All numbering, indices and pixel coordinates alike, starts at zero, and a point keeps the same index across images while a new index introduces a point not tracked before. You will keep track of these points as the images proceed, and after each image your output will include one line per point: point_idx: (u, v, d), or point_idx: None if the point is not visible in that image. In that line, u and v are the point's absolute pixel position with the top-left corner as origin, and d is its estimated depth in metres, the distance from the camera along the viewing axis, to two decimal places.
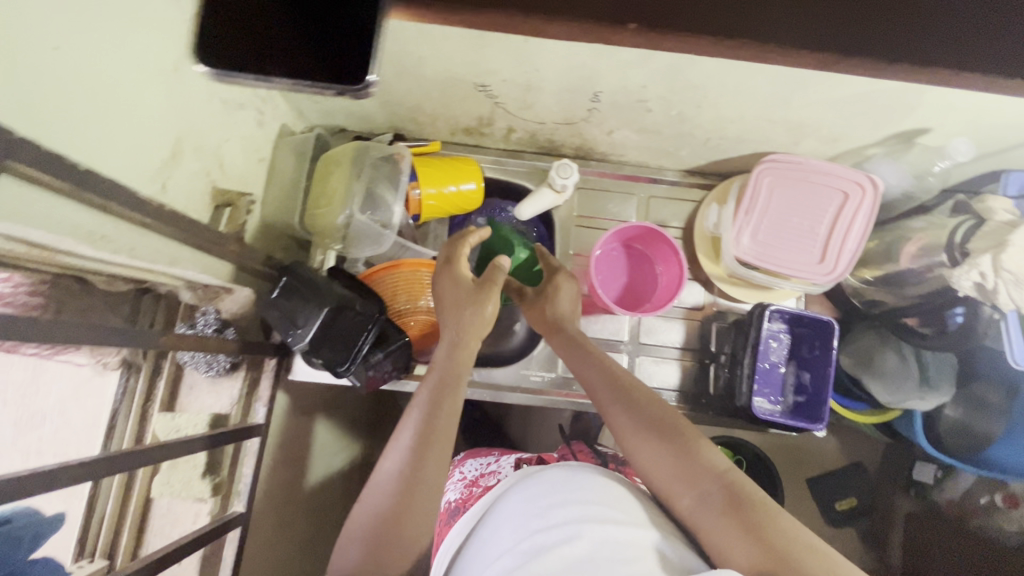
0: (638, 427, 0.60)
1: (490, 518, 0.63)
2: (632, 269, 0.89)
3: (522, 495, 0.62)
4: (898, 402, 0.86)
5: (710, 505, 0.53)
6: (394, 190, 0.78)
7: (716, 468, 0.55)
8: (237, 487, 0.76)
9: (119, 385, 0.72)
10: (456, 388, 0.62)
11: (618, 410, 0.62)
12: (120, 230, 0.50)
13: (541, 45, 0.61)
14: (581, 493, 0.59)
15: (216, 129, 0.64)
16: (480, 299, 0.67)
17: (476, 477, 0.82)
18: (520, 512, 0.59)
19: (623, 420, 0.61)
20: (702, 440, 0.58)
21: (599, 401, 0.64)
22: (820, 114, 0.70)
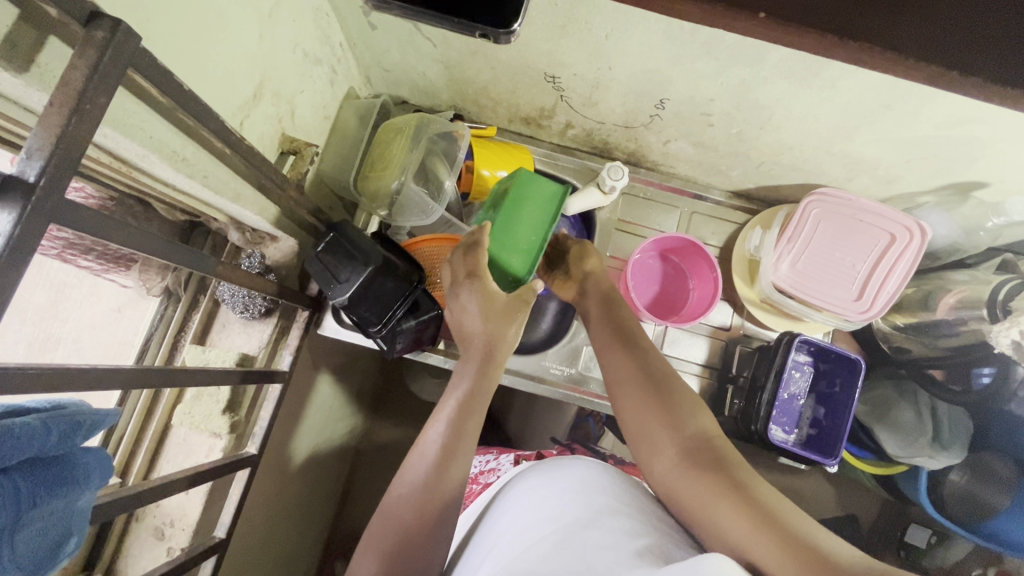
0: (645, 408, 0.63)
1: (508, 498, 0.64)
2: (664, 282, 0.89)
3: (538, 479, 0.63)
4: (906, 457, 0.86)
5: (705, 473, 0.56)
6: (448, 167, 0.80)
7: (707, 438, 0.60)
8: (252, 429, 0.77)
9: (157, 311, 0.75)
10: (462, 426, 0.61)
11: (633, 394, 0.65)
12: (198, 155, 0.52)
13: (622, 44, 0.62)
14: (593, 481, 0.60)
15: (293, 78, 0.66)
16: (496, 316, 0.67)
17: (476, 474, 0.84)
18: (532, 496, 0.60)
19: (632, 393, 0.65)
20: (700, 411, 0.62)
21: (615, 370, 0.67)
22: (880, 153, 0.70)
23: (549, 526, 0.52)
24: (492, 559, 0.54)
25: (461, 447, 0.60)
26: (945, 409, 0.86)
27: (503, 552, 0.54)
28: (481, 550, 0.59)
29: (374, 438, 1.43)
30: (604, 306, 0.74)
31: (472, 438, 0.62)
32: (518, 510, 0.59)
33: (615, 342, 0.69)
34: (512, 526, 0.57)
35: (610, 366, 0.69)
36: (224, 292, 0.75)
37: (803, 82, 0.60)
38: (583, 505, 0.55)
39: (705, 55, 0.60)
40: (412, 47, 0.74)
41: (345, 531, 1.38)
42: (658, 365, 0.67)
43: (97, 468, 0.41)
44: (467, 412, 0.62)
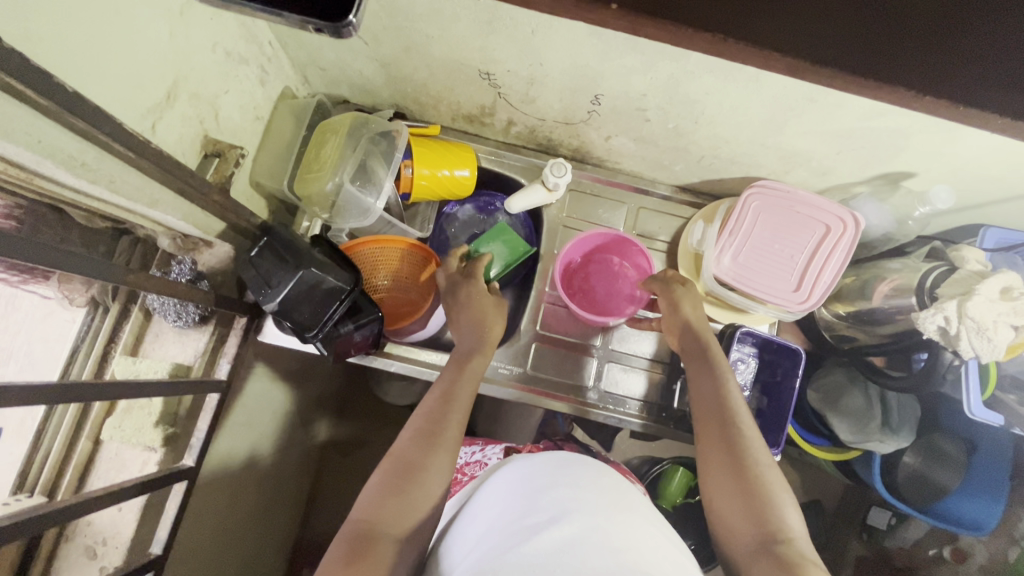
0: (725, 459, 0.61)
1: (488, 484, 0.63)
2: (608, 284, 0.88)
3: (523, 467, 0.62)
4: (858, 441, 0.89)
5: (767, 556, 0.53)
6: (387, 166, 0.78)
7: (784, 528, 0.55)
8: (190, 441, 0.75)
9: (84, 323, 0.72)
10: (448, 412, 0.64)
11: (717, 441, 0.63)
12: (102, 160, 0.50)
13: (548, 40, 0.62)
14: (582, 476, 0.60)
15: (215, 79, 0.64)
16: (478, 317, 0.74)
17: (461, 466, 0.82)
18: (516, 483, 0.60)
19: (713, 444, 0.63)
20: (775, 481, 0.59)
21: (701, 418, 0.66)
22: (810, 145, 0.72)
23: (535, 515, 0.53)
24: (477, 543, 0.53)
25: (433, 460, 0.59)
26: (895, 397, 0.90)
27: (483, 536, 0.53)
28: (458, 535, 0.58)
29: (338, 443, 1.41)
30: (699, 355, 0.71)
31: (445, 451, 0.60)
32: (504, 497, 0.58)
33: (704, 379, 0.68)
34: (490, 515, 0.56)
35: (698, 414, 0.67)
36: (154, 301, 0.72)
37: (727, 76, 0.61)
38: (573, 499, 0.55)
39: (631, 51, 0.60)
40: (343, 45, 0.73)
41: (310, 540, 1.35)
42: (745, 422, 0.64)
43: None
44: (450, 399, 0.65)
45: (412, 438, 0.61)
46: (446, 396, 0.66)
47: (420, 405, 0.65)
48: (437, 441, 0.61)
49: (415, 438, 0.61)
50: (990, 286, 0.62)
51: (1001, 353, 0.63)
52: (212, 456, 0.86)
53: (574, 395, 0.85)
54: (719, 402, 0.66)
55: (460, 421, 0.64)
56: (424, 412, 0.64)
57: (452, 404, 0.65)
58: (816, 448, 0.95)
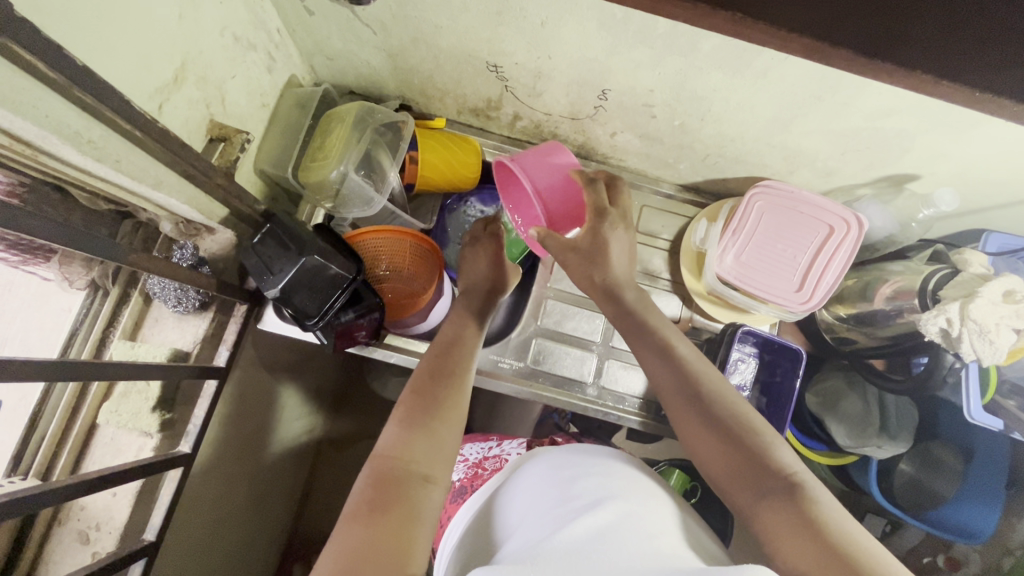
0: (703, 420, 0.60)
1: (515, 479, 0.64)
2: (564, 186, 0.74)
3: (551, 464, 0.63)
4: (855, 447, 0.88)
5: (775, 500, 0.52)
6: (392, 156, 0.78)
7: (788, 469, 0.54)
8: (186, 427, 0.74)
9: (83, 306, 0.71)
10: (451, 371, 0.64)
11: (688, 406, 0.62)
12: (108, 138, 0.49)
13: (557, 32, 0.62)
14: (606, 467, 0.61)
15: (222, 63, 0.64)
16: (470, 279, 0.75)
17: (478, 460, 0.78)
18: (546, 477, 0.61)
19: (682, 406, 0.62)
20: (762, 428, 0.59)
21: (665, 391, 0.64)
22: (815, 145, 0.72)
23: (570, 507, 0.53)
24: (515, 538, 0.53)
25: (443, 409, 0.59)
26: (892, 400, 0.90)
27: (520, 532, 0.53)
28: (493, 533, 0.57)
29: (334, 438, 1.40)
30: (634, 325, 0.68)
31: (460, 403, 0.60)
32: (534, 489, 0.59)
33: (649, 350, 0.66)
34: (524, 508, 0.57)
35: (657, 385, 0.65)
36: (154, 286, 0.72)
37: (735, 72, 0.61)
38: (605, 491, 0.56)
39: (640, 44, 0.60)
40: (351, 34, 0.73)
41: (304, 534, 1.35)
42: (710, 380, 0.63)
43: None
44: (449, 357, 0.66)
45: (411, 393, 0.60)
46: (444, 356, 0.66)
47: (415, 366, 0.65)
48: (449, 397, 0.61)
49: (416, 394, 0.60)
50: (993, 289, 0.62)
51: (1002, 357, 0.63)
52: (209, 445, 0.85)
53: (571, 390, 0.85)
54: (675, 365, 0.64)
55: (465, 373, 0.65)
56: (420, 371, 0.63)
57: (449, 362, 0.65)
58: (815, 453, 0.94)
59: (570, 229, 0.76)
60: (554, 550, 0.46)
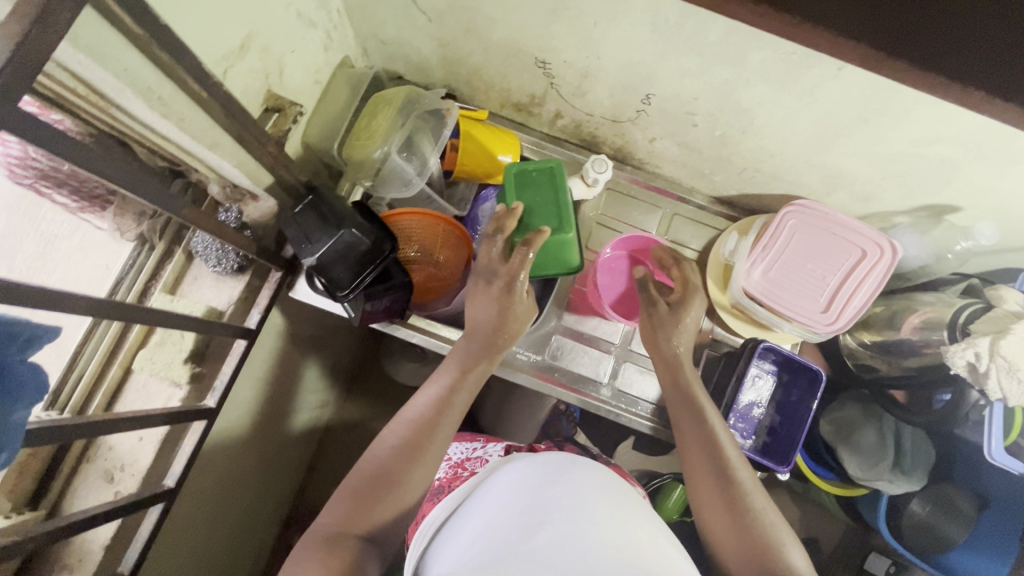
0: (720, 500, 0.64)
1: (492, 489, 0.66)
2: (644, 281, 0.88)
3: (529, 476, 0.65)
4: (867, 479, 0.88)
5: None
6: (434, 142, 0.80)
7: (791, 567, 0.56)
8: (214, 383, 0.77)
9: (130, 257, 0.75)
10: (436, 420, 0.66)
11: (711, 485, 0.66)
12: (176, 96, 0.52)
13: (608, 33, 0.63)
14: (579, 481, 0.62)
15: (285, 37, 0.66)
16: (507, 311, 0.72)
17: (461, 460, 0.82)
18: (524, 486, 0.62)
19: (710, 482, 0.66)
20: (770, 523, 0.61)
21: (693, 469, 0.68)
22: (857, 167, 0.71)
23: (536, 516, 0.55)
24: (484, 540, 0.55)
25: (414, 465, 0.62)
26: (908, 435, 0.88)
27: (486, 534, 0.56)
28: (462, 534, 0.60)
29: (345, 416, 1.44)
30: (682, 399, 0.72)
31: (427, 467, 0.63)
32: (513, 495, 0.61)
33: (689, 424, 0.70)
34: (498, 513, 0.58)
35: (687, 458, 0.70)
36: (198, 243, 0.75)
37: (783, 86, 0.61)
38: (572, 503, 0.57)
39: (690, 51, 0.61)
40: (407, 20, 0.75)
41: (306, 504, 1.38)
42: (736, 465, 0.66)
43: (32, 380, 0.40)
44: (445, 409, 0.67)
45: (396, 444, 0.64)
46: (441, 405, 0.67)
47: (417, 408, 0.68)
48: (423, 450, 0.63)
49: (401, 446, 0.63)
50: None
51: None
52: (230, 404, 0.88)
53: (586, 388, 0.85)
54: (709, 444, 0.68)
55: (447, 429, 0.67)
56: (417, 417, 0.66)
57: (445, 412, 0.67)
58: (823, 481, 0.95)
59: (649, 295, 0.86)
60: (513, 560, 0.48)
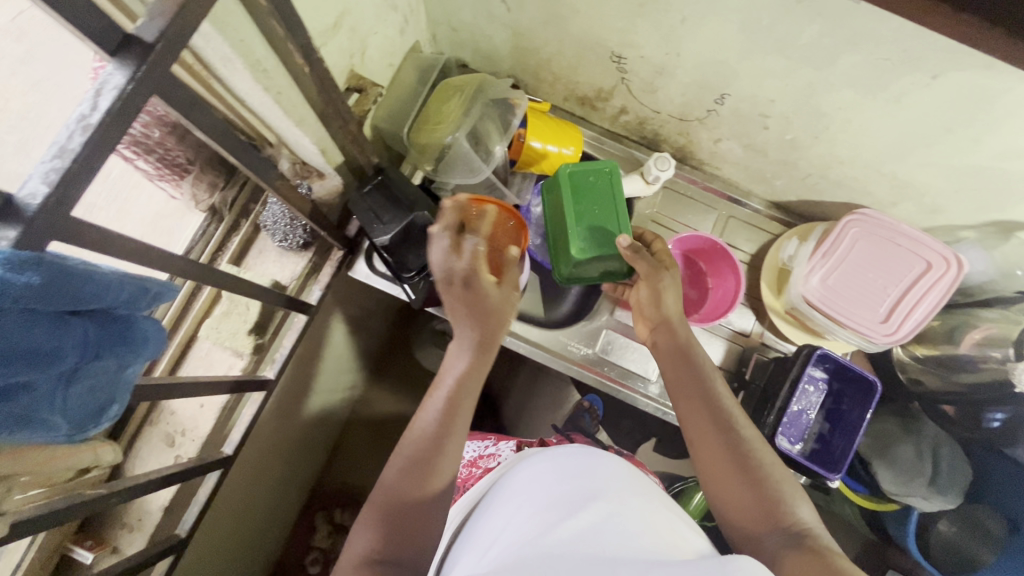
0: (728, 454, 0.58)
1: (504, 492, 0.59)
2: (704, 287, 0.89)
3: (541, 472, 0.58)
4: (898, 493, 0.87)
5: (792, 550, 0.50)
6: (502, 131, 0.81)
7: (803, 523, 0.53)
8: (274, 354, 0.79)
9: (199, 227, 0.76)
10: (451, 418, 0.55)
11: (718, 440, 0.59)
12: (279, 70, 0.53)
13: (695, 30, 0.63)
14: (589, 467, 0.58)
15: (370, 18, 0.67)
16: (517, 299, 0.61)
17: (474, 458, 0.83)
18: (541, 478, 0.57)
19: (712, 446, 0.59)
20: (784, 480, 0.57)
21: (691, 423, 0.62)
22: (931, 179, 0.71)
23: (552, 513, 0.48)
24: (499, 543, 0.49)
25: (435, 478, 0.53)
26: (947, 453, 0.86)
27: (499, 540, 0.49)
28: (474, 540, 0.54)
29: (372, 398, 1.46)
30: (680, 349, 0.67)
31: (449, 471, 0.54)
32: (527, 488, 0.56)
33: (686, 375, 0.65)
34: (515, 510, 0.52)
35: (684, 414, 0.64)
36: (267, 217, 0.76)
37: (868, 93, 0.61)
38: (586, 496, 0.51)
39: (777, 53, 0.61)
40: (485, 8, 0.76)
41: (331, 482, 1.41)
42: (738, 417, 0.61)
43: (155, 335, 0.40)
44: (456, 397, 0.56)
45: (407, 457, 0.54)
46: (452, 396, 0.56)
47: (424, 410, 0.57)
48: (439, 460, 0.54)
49: (413, 459, 0.54)
50: None
51: None
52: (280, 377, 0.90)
53: (634, 384, 0.86)
54: (712, 409, 0.61)
55: (461, 425, 0.56)
56: (434, 419, 0.55)
57: (457, 407, 0.56)
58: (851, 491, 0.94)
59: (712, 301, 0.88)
60: (529, 558, 0.42)
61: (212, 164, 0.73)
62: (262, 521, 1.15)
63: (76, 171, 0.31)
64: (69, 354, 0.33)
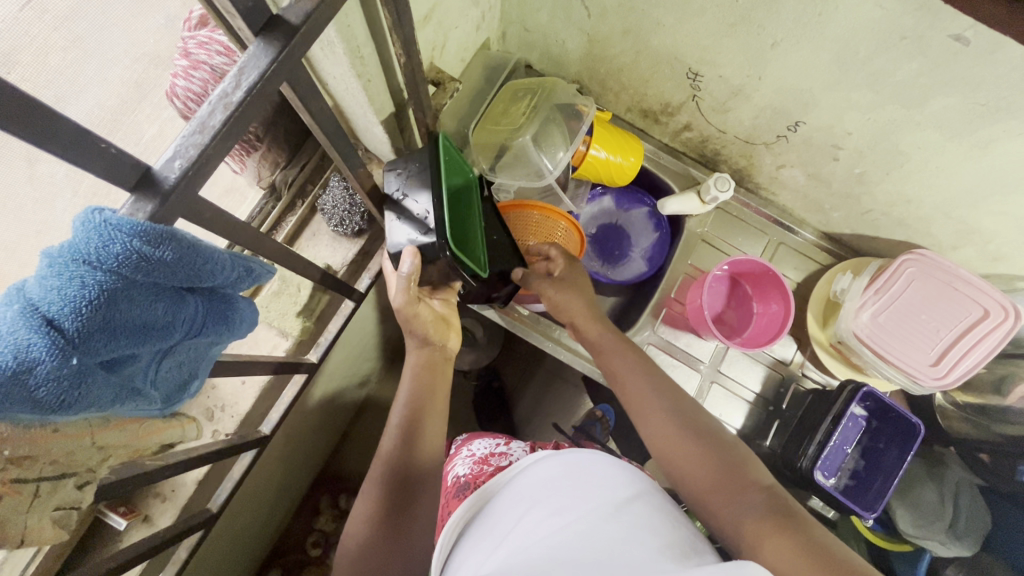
0: (670, 424, 0.60)
1: (507, 491, 0.59)
2: (748, 314, 0.91)
3: (543, 470, 0.58)
4: (916, 534, 0.86)
5: (763, 515, 0.50)
6: (566, 135, 0.80)
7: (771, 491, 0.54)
8: (319, 339, 0.78)
9: (258, 203, 0.76)
10: (429, 396, 0.66)
11: (662, 411, 0.61)
12: (375, 58, 0.53)
13: (784, 56, 0.62)
14: (600, 475, 0.55)
15: (455, 12, 0.67)
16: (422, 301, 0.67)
17: (485, 456, 0.75)
18: (551, 484, 0.55)
19: (658, 424, 0.61)
20: (747, 457, 0.57)
21: (631, 397, 0.65)
22: (1001, 227, 0.71)
23: (561, 514, 0.48)
24: (501, 548, 0.47)
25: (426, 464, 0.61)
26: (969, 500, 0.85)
27: (508, 539, 0.48)
28: (479, 539, 0.52)
29: (388, 388, 1.45)
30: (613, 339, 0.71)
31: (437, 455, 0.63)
32: (537, 493, 0.54)
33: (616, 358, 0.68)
34: (522, 518, 0.50)
35: (624, 391, 0.66)
36: (327, 201, 0.75)
37: (955, 136, 0.60)
38: (592, 497, 0.50)
39: (866, 87, 0.61)
40: (564, 13, 0.75)
41: (340, 467, 1.40)
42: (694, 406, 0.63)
43: (248, 318, 0.40)
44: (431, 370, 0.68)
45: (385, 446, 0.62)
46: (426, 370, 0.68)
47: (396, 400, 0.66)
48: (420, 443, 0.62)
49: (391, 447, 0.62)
50: None
51: None
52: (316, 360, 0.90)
53: None
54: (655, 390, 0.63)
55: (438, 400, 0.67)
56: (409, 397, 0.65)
57: (432, 392, 0.67)
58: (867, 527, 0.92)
59: (761, 331, 0.88)
60: (543, 555, 0.42)
61: (278, 142, 0.72)
62: (271, 500, 1.14)
63: (213, 149, 0.31)
64: (178, 329, 0.33)
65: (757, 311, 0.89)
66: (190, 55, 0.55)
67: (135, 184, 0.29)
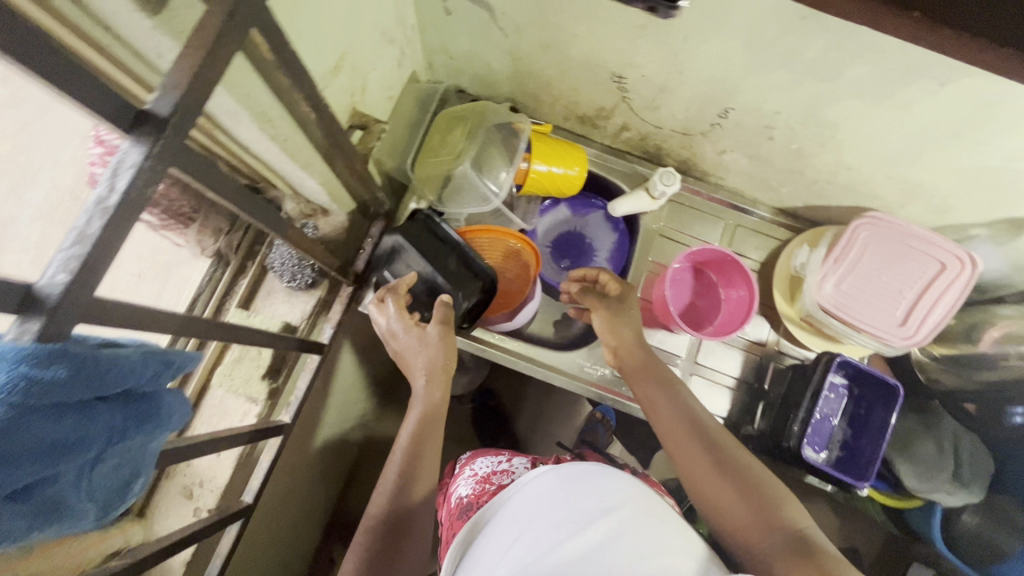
0: (709, 466, 0.59)
1: (503, 522, 0.51)
2: (712, 301, 0.91)
3: (540, 495, 0.50)
4: (924, 491, 0.84)
5: (787, 556, 0.50)
6: (506, 156, 0.80)
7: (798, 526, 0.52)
8: (289, 398, 0.77)
9: (206, 272, 0.74)
10: (432, 425, 0.67)
11: (696, 451, 0.61)
12: (284, 117, 0.52)
13: (697, 48, 0.63)
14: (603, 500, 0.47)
15: (370, 55, 0.67)
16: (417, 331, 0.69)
17: (487, 474, 0.72)
18: (550, 518, 0.46)
19: (690, 461, 0.61)
20: (785, 500, 0.55)
21: (669, 433, 0.64)
22: (938, 182, 0.71)
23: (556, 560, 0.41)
24: None
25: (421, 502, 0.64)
26: (966, 445, 0.84)
27: None
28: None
29: (381, 427, 1.43)
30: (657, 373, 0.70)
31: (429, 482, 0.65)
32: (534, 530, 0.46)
33: (664, 396, 0.67)
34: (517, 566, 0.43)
35: (662, 430, 0.65)
36: (275, 260, 0.74)
37: (876, 101, 0.61)
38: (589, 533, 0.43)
39: (781, 67, 0.61)
40: (481, 37, 0.75)
41: (346, 516, 1.37)
42: (729, 442, 0.61)
43: (178, 409, 0.39)
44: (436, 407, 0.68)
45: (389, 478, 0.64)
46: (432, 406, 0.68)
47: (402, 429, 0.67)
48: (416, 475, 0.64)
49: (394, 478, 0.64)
50: None
51: None
52: None
53: None
54: (682, 425, 0.63)
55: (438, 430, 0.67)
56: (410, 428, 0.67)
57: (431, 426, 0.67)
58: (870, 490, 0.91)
59: (729, 316, 0.88)
60: None
61: (216, 209, 0.72)
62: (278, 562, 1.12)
63: (95, 256, 0.30)
64: (97, 440, 0.32)
65: (720, 296, 0.90)
66: (102, 142, 0.55)
67: (22, 303, 0.29)
